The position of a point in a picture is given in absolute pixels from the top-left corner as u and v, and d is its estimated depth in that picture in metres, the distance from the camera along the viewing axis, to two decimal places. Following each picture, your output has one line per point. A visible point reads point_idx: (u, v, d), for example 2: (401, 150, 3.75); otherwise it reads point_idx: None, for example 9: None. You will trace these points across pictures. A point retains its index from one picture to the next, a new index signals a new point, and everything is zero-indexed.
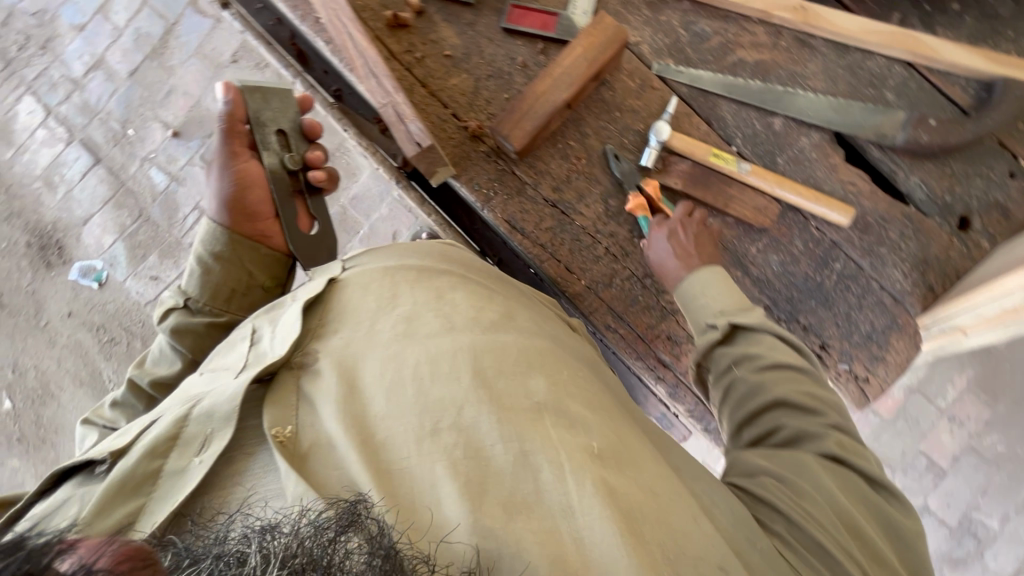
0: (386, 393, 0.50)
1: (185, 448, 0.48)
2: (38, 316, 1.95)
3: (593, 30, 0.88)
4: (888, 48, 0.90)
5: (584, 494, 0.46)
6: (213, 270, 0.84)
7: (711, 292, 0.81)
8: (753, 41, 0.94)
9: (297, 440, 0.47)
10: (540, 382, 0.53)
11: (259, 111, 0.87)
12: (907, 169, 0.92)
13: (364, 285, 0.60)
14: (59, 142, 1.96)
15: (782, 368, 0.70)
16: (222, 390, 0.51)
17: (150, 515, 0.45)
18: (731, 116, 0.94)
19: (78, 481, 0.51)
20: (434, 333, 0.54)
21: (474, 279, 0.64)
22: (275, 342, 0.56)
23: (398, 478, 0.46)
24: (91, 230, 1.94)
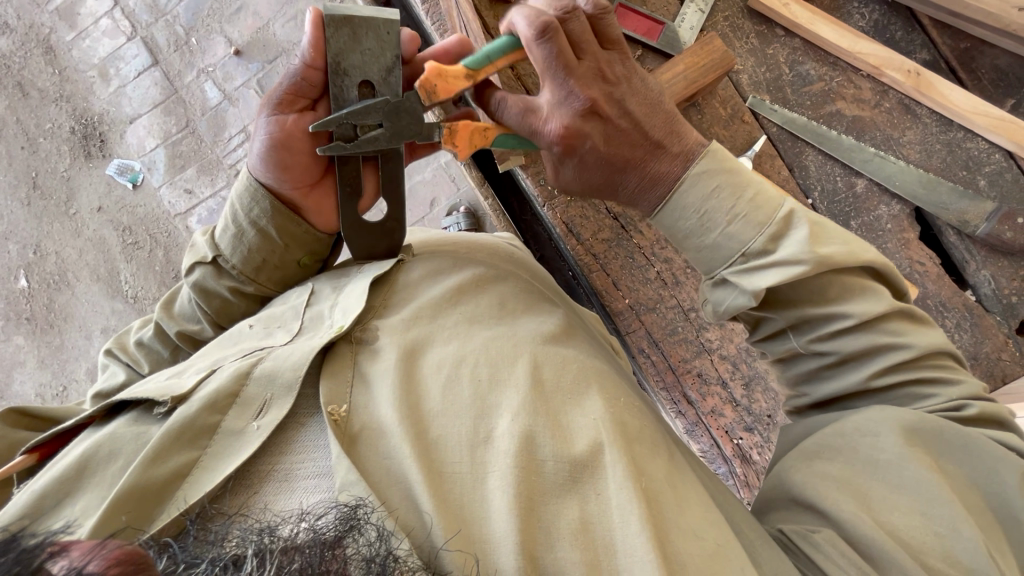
0: (443, 388, 0.55)
1: (244, 409, 0.53)
2: (68, 204, 1.95)
3: (700, 50, 0.86)
4: (994, 134, 0.86)
5: (629, 527, 0.48)
6: (247, 233, 0.72)
7: (754, 219, 0.57)
8: (856, 95, 0.90)
9: (350, 421, 0.53)
10: (596, 402, 0.56)
11: (343, 54, 0.61)
12: (980, 261, 0.89)
13: (432, 277, 0.68)
14: (121, 36, 1.93)
15: (856, 327, 0.57)
16: (286, 359, 0.56)
17: (206, 474, 0.49)
18: (815, 168, 0.91)
19: (133, 416, 0.54)
20: (495, 343, 0.59)
21: (533, 288, 0.71)
22: (342, 314, 0.62)
23: (450, 477, 0.50)
24: (136, 130, 1.93)
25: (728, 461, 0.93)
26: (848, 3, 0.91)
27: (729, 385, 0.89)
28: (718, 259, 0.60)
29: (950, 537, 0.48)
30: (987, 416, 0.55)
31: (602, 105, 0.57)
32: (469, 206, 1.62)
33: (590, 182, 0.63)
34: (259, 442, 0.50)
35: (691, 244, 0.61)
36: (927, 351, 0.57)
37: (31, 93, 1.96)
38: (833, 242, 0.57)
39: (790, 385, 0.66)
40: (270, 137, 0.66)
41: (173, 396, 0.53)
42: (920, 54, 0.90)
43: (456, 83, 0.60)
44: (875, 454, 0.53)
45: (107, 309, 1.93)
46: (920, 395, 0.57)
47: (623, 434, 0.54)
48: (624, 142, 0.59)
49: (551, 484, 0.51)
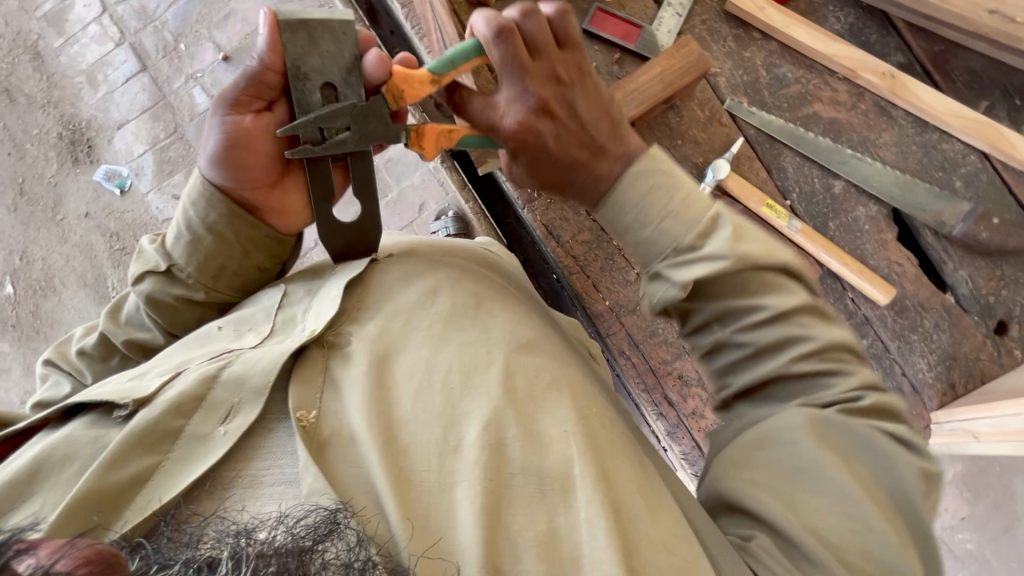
0: (414, 395, 0.54)
1: (209, 414, 0.52)
2: (54, 210, 1.95)
3: (675, 53, 0.86)
4: (969, 135, 0.87)
5: (595, 538, 0.49)
6: (204, 240, 0.71)
7: (684, 218, 0.62)
8: (832, 97, 0.91)
9: (318, 427, 0.52)
10: (568, 411, 0.55)
11: (302, 57, 0.61)
12: (957, 261, 0.89)
13: (406, 275, 0.65)
14: (110, 42, 1.93)
15: (771, 321, 0.60)
16: (255, 361, 0.55)
17: (168, 479, 0.49)
18: (793, 169, 0.91)
19: (91, 419, 0.53)
20: (468, 347, 0.57)
21: (506, 289, 0.70)
22: (314, 319, 0.61)
23: (419, 485, 0.50)
24: (123, 136, 1.92)
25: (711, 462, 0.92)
26: (824, 7, 0.92)
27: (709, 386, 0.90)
28: (653, 253, 0.63)
29: (863, 532, 0.50)
30: (882, 407, 0.57)
31: (551, 104, 0.63)
32: (456, 210, 1.62)
33: (541, 177, 0.69)
34: (225, 448, 0.50)
35: (630, 236, 0.65)
36: (827, 344, 0.59)
37: (19, 99, 1.95)
38: (754, 240, 0.61)
39: (715, 378, 0.66)
40: (223, 140, 0.64)
41: (135, 399, 0.52)
42: (895, 57, 0.91)
43: (422, 89, 0.64)
44: (786, 437, 0.56)
45: (93, 315, 1.92)
46: (822, 385, 0.59)
47: (594, 445, 0.54)
48: (572, 141, 0.65)
49: (521, 495, 0.51)
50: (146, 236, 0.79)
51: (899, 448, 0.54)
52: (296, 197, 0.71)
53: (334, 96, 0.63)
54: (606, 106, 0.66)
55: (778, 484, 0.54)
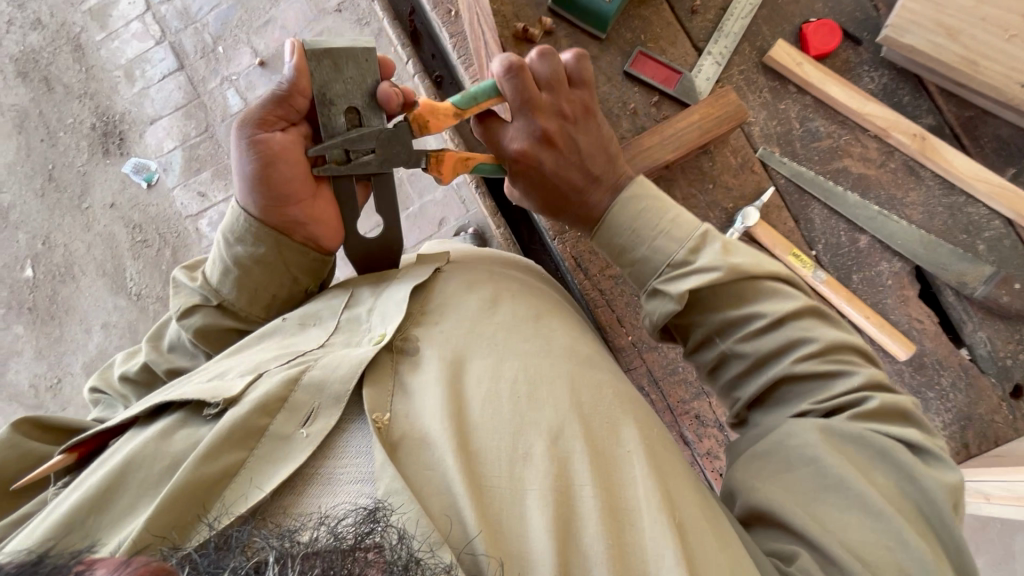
0: (483, 401, 0.56)
1: (291, 415, 0.55)
2: (81, 198, 1.98)
3: (715, 102, 0.89)
4: (994, 201, 0.89)
5: (665, 559, 0.49)
6: (252, 270, 0.70)
7: (676, 234, 0.70)
8: (863, 154, 0.93)
9: (391, 429, 0.54)
10: (631, 432, 0.57)
11: (327, 84, 0.66)
12: (977, 322, 0.91)
13: (470, 283, 0.69)
14: (150, 39, 1.98)
15: (772, 327, 0.65)
16: (337, 367, 0.57)
17: (253, 476, 0.51)
18: (820, 221, 0.93)
19: (182, 416, 0.56)
20: (534, 362, 0.60)
21: (557, 303, 0.73)
22: (382, 322, 0.63)
23: (489, 492, 0.51)
24: (155, 131, 1.96)
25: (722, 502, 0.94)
26: (859, 66, 0.95)
27: (725, 428, 0.91)
28: (649, 271, 0.71)
29: (897, 549, 0.53)
30: (890, 408, 0.61)
31: (555, 135, 0.75)
32: (477, 227, 1.64)
33: (547, 194, 0.78)
34: (307, 449, 0.52)
35: (626, 258, 0.74)
36: (831, 346, 0.64)
37: (56, 88, 2.00)
38: (742, 254, 0.68)
39: (724, 396, 0.72)
40: (257, 159, 0.64)
41: (224, 398, 0.55)
42: (925, 119, 0.93)
43: (445, 120, 0.70)
44: (808, 454, 0.59)
45: (109, 305, 1.94)
46: (822, 386, 0.64)
47: (657, 466, 0.55)
48: (572, 165, 0.76)
49: (589, 509, 0.51)
50: (179, 268, 0.77)
51: (920, 463, 0.57)
52: (334, 209, 0.70)
53: (358, 119, 0.68)
54: (601, 139, 0.77)
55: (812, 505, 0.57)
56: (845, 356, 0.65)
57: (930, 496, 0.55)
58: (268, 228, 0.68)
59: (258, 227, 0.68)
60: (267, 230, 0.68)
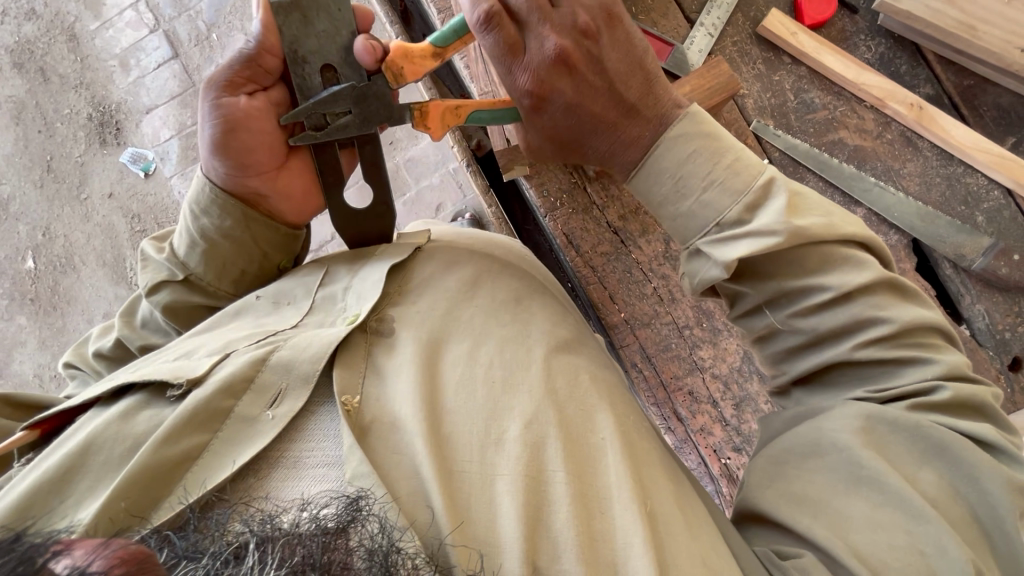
0: (457, 385, 0.54)
1: (258, 397, 0.52)
2: (79, 189, 1.98)
3: (707, 73, 0.87)
4: (993, 170, 0.87)
5: (634, 550, 0.48)
6: (222, 246, 0.71)
7: (730, 187, 0.61)
8: (859, 125, 0.92)
9: (361, 412, 0.52)
10: (607, 420, 0.55)
11: (298, 41, 0.63)
12: (975, 295, 0.89)
13: (447, 264, 0.67)
14: (144, 28, 1.97)
15: (837, 301, 0.58)
16: (306, 348, 0.55)
17: (219, 458, 0.49)
18: (815, 194, 0.92)
19: (145, 398, 0.53)
20: (509, 345, 0.58)
21: (540, 284, 0.70)
22: (356, 303, 0.61)
23: (458, 475, 0.50)
24: (151, 120, 1.96)
25: (715, 478, 0.95)
26: (855, 36, 0.93)
27: (719, 404, 0.91)
28: (693, 230, 0.62)
29: (932, 555, 0.48)
30: (962, 400, 0.55)
31: (573, 60, 0.61)
32: (473, 212, 1.64)
33: (565, 139, 0.66)
34: (274, 432, 0.50)
35: (667, 211, 0.64)
36: (907, 326, 0.57)
37: (52, 79, 2.00)
38: (810, 215, 0.59)
39: (770, 365, 0.66)
40: (223, 124, 0.65)
41: (188, 379, 0.52)
42: (924, 89, 0.92)
43: (422, 64, 0.65)
44: (841, 445, 0.55)
45: (110, 295, 1.95)
46: (892, 370, 0.58)
47: (631, 455, 0.53)
48: (594, 97, 0.63)
49: (560, 495, 0.49)
50: (148, 241, 0.78)
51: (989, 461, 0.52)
52: (302, 181, 0.70)
53: (335, 78, 0.64)
54: (632, 56, 0.64)
55: (837, 505, 0.53)
56: (920, 337, 0.58)
57: (986, 495, 0.51)
58: (233, 195, 0.70)
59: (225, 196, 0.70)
60: (233, 198, 0.70)
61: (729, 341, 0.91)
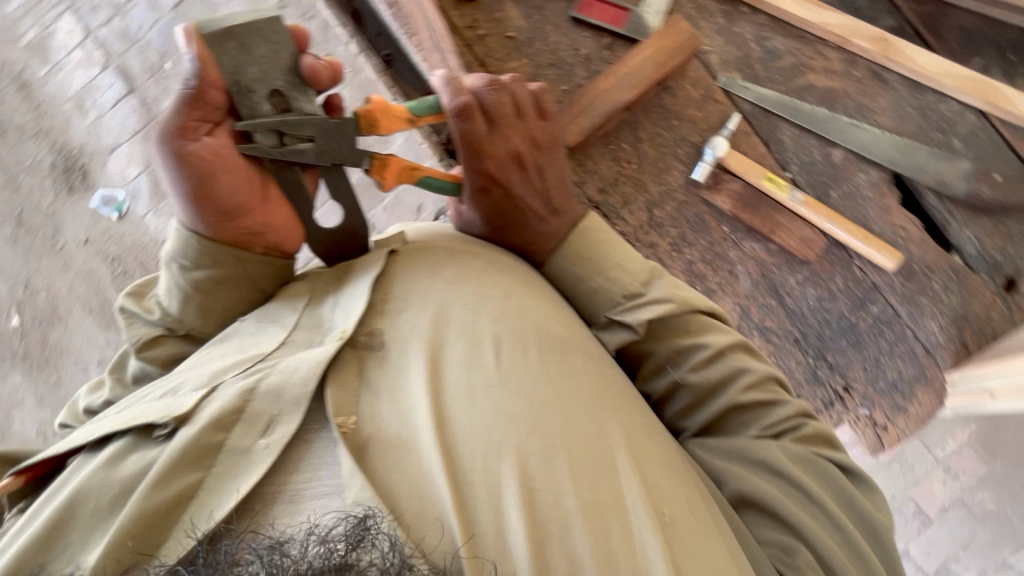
0: (460, 395, 0.53)
1: (249, 428, 0.50)
2: (54, 239, 1.95)
3: (665, 33, 0.86)
4: (963, 93, 0.87)
5: (649, 551, 0.49)
6: (213, 294, 0.65)
7: (629, 268, 0.69)
8: (826, 66, 0.91)
9: (358, 432, 0.49)
10: (613, 427, 0.55)
11: (240, 69, 0.61)
12: (962, 221, 0.89)
13: (432, 270, 0.64)
14: (95, 66, 1.93)
15: (716, 358, 0.66)
16: (294, 371, 0.52)
17: (218, 493, 0.47)
18: (790, 141, 0.91)
19: (129, 443, 0.50)
20: (508, 351, 0.56)
21: (528, 279, 0.68)
22: (344, 318, 0.58)
23: (465, 484, 0.48)
24: (117, 159, 1.92)
25: None
26: None
27: None
28: (604, 301, 0.70)
29: (852, 551, 0.57)
30: (819, 435, 0.65)
31: (524, 159, 0.71)
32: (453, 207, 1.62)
33: (494, 224, 0.73)
34: (268, 462, 0.48)
35: (582, 288, 0.71)
36: (765, 376, 0.66)
37: (9, 131, 1.95)
38: (688, 289, 0.69)
39: (670, 423, 0.71)
40: (193, 173, 0.59)
41: (174, 417, 0.49)
42: (886, 20, 0.91)
43: (397, 122, 0.69)
44: (775, 465, 0.62)
45: (101, 341, 1.92)
46: (766, 414, 0.65)
47: (637, 460, 0.54)
48: (535, 195, 0.72)
49: (570, 506, 0.49)
50: (127, 298, 0.70)
51: (856, 486, 0.62)
52: (290, 208, 0.66)
53: (284, 103, 0.63)
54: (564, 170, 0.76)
55: (793, 506, 0.59)
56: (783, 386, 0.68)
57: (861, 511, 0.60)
58: (224, 245, 0.63)
59: (213, 246, 0.63)
60: (223, 248, 0.63)
61: (725, 300, 0.90)
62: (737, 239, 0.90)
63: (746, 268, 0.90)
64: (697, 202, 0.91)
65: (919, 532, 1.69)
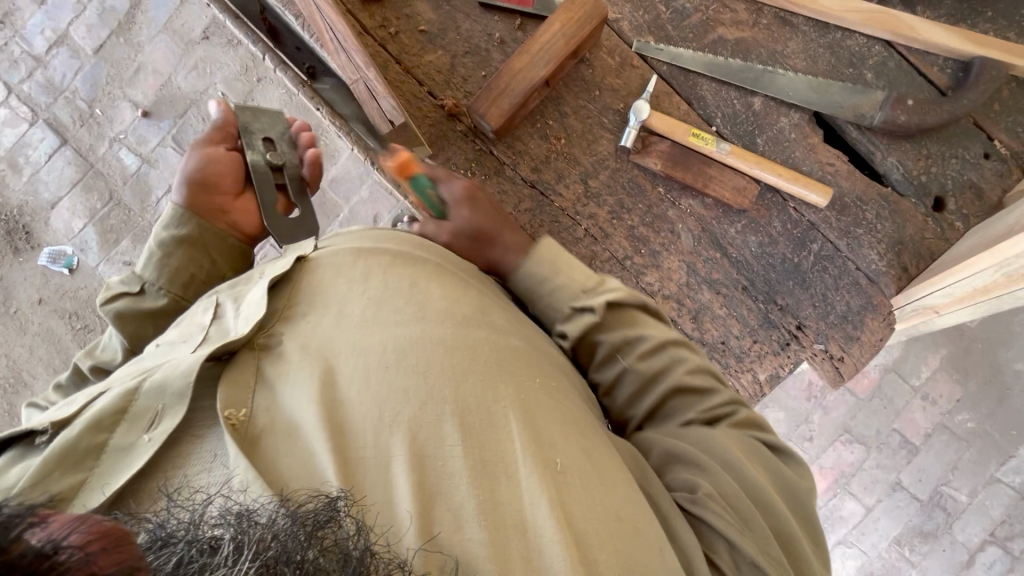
0: (353, 376, 0.53)
1: (133, 424, 0.50)
2: (7, 304, 1.89)
3: (571, 5, 0.87)
4: (868, 27, 0.89)
5: (538, 505, 0.49)
6: (172, 254, 0.77)
7: (582, 270, 0.74)
8: (734, 18, 0.93)
9: (250, 424, 0.50)
10: (509, 389, 0.55)
11: (248, 122, 0.83)
12: (885, 149, 0.91)
13: (336, 267, 0.62)
14: (23, 122, 1.88)
15: (659, 347, 0.69)
16: (176, 366, 0.52)
17: (98, 488, 0.47)
18: (712, 96, 0.92)
19: (18, 453, 0.51)
20: (401, 328, 0.56)
21: (435, 260, 0.66)
22: (241, 322, 0.58)
23: (354, 459, 0.49)
24: (60, 214, 1.87)
25: None
26: None
27: (678, 322, 0.91)
28: (562, 296, 0.72)
29: (774, 518, 0.58)
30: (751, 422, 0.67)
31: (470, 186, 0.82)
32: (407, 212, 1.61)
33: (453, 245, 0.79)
34: (149, 453, 0.48)
35: (543, 289, 0.73)
36: (701, 366, 0.69)
37: None
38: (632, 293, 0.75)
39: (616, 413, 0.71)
40: (200, 163, 0.80)
41: (53, 423, 0.50)
42: None
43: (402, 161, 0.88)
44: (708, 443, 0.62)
45: None
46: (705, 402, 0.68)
47: (533, 420, 0.54)
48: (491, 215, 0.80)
49: (459, 468, 0.50)
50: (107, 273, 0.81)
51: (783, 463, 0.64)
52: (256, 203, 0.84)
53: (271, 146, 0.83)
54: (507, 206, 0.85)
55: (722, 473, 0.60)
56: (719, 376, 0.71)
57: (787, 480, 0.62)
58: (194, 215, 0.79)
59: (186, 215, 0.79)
60: (194, 215, 0.79)
61: (671, 259, 0.91)
62: (674, 198, 0.92)
63: (686, 225, 0.92)
64: (630, 168, 0.92)
65: (909, 461, 1.73)
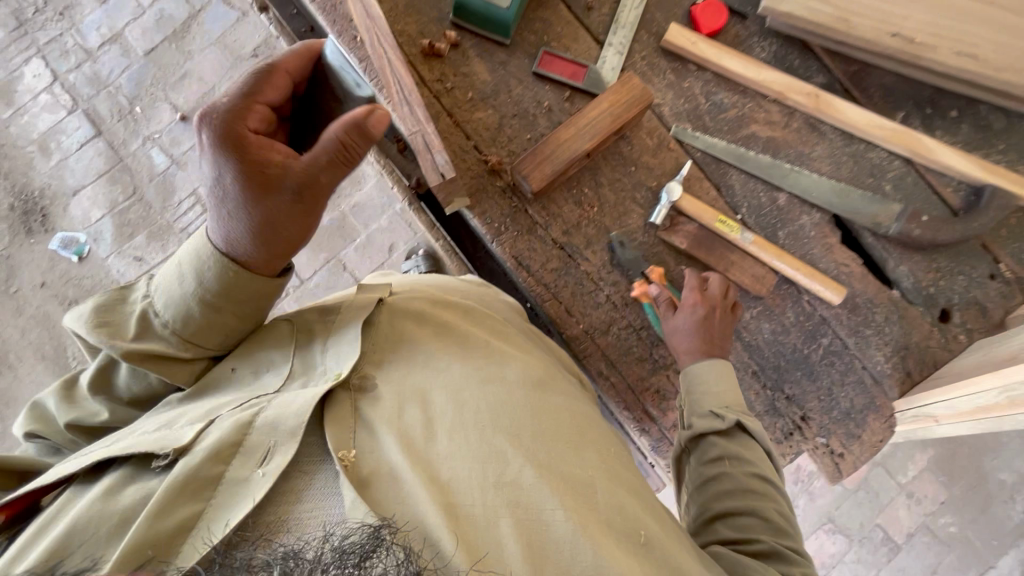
0: (449, 434, 0.58)
1: (249, 456, 0.55)
2: (9, 283, 1.88)
3: (621, 88, 0.93)
4: (891, 143, 0.95)
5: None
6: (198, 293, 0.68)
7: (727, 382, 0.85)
8: (767, 118, 0.99)
9: (360, 466, 0.55)
10: (591, 458, 0.61)
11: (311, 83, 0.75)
12: (897, 258, 0.96)
13: (417, 319, 0.71)
14: (62, 110, 1.92)
15: (762, 477, 0.76)
16: (290, 406, 0.57)
17: (218, 518, 0.50)
18: (740, 186, 0.98)
19: (131, 471, 0.56)
20: (495, 393, 0.62)
21: (508, 332, 0.76)
22: (335, 363, 0.64)
23: (467, 519, 0.52)
24: (80, 202, 1.89)
25: None
26: (749, 39, 1.01)
27: None
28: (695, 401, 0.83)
29: None
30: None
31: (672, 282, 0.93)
32: (425, 246, 1.65)
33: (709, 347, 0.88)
34: (266, 486, 0.52)
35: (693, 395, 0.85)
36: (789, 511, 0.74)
37: None
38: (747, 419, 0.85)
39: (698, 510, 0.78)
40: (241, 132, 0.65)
41: (175, 448, 0.55)
42: (817, 78, 1.00)
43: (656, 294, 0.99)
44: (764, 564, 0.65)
45: None
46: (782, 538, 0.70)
47: (613, 488, 0.59)
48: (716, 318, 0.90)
49: (558, 530, 0.52)
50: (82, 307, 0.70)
51: None
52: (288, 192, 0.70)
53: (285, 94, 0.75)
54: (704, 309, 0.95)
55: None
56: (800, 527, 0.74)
57: None
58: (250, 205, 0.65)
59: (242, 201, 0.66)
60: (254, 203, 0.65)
61: None
62: None
63: None
64: (656, 243, 0.96)
65: (890, 559, 1.72)
